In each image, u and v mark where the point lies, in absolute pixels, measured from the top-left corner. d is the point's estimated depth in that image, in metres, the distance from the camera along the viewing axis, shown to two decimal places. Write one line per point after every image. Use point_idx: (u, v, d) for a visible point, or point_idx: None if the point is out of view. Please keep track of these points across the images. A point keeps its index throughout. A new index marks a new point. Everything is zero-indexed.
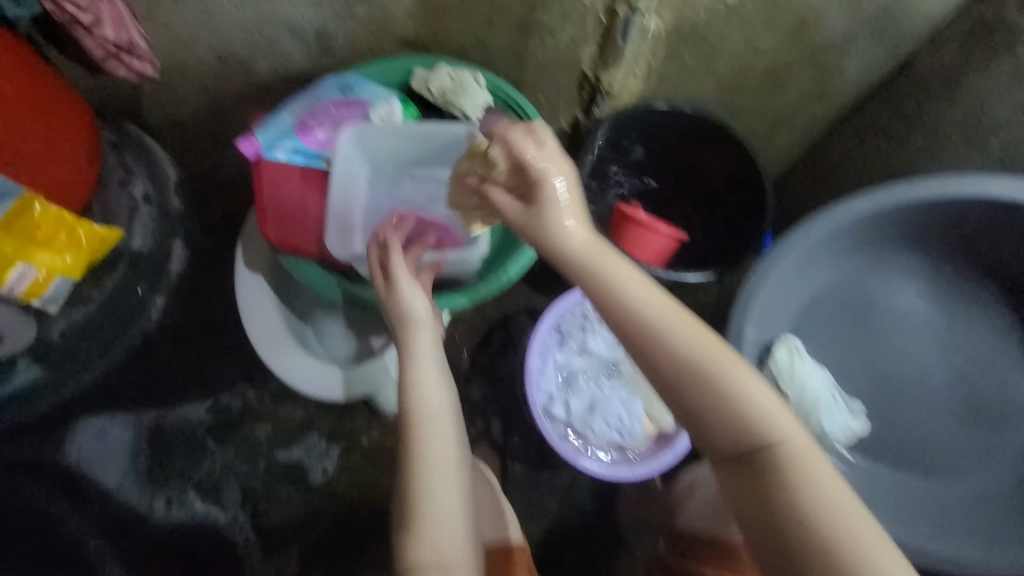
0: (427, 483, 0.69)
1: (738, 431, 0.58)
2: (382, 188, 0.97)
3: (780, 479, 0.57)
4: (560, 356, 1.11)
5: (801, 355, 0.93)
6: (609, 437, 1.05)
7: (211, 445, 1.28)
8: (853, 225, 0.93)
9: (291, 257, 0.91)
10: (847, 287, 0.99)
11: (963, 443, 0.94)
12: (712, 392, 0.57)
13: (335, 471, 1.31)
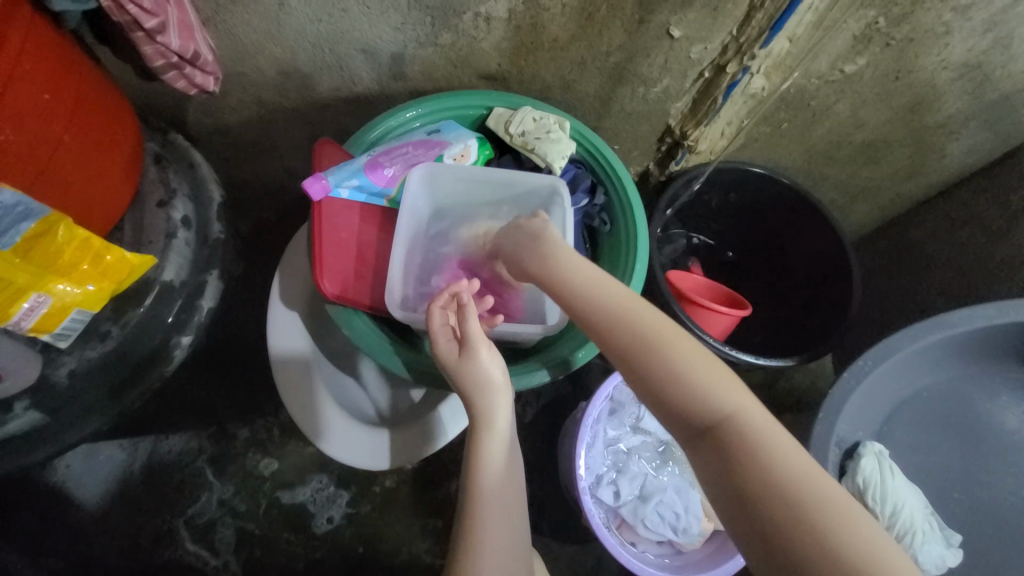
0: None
1: (692, 405, 0.49)
2: (441, 232, 0.89)
3: (738, 455, 0.46)
4: (610, 431, 1.00)
5: (892, 468, 0.80)
6: (662, 534, 0.92)
7: (210, 479, 1.16)
8: (963, 334, 0.83)
9: (343, 308, 0.80)
10: (954, 403, 0.86)
11: None
12: (661, 360, 0.50)
13: (342, 520, 1.16)
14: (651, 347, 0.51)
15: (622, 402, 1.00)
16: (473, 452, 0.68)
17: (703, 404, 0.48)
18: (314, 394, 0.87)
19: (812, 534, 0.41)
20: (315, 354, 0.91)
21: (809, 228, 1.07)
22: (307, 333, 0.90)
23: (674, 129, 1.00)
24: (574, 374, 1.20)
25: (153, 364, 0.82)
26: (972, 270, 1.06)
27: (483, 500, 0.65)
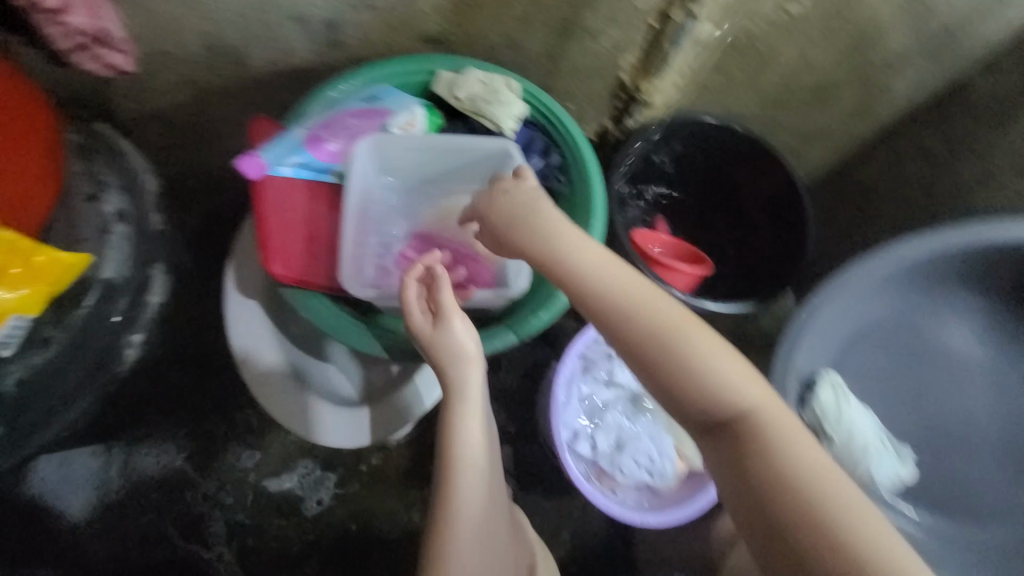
0: (461, 539, 0.65)
1: (713, 404, 0.52)
2: (400, 210, 0.88)
3: (756, 452, 0.50)
4: (584, 387, 1.02)
5: (846, 394, 0.82)
6: (639, 478, 0.97)
7: (192, 476, 1.15)
8: (927, 263, 0.84)
9: (298, 292, 0.79)
10: (918, 331, 0.87)
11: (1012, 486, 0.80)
12: (684, 361, 0.52)
13: (332, 502, 1.18)
14: (668, 344, 0.53)
15: (593, 358, 1.02)
16: (447, 419, 0.69)
17: (719, 401, 0.52)
18: (282, 381, 0.88)
19: (827, 527, 0.46)
20: (280, 340, 0.90)
21: (765, 174, 1.09)
22: (268, 322, 0.89)
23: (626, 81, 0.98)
24: (548, 337, 1.21)
25: (105, 366, 0.79)
26: (920, 206, 1.11)
27: (458, 465, 0.67)
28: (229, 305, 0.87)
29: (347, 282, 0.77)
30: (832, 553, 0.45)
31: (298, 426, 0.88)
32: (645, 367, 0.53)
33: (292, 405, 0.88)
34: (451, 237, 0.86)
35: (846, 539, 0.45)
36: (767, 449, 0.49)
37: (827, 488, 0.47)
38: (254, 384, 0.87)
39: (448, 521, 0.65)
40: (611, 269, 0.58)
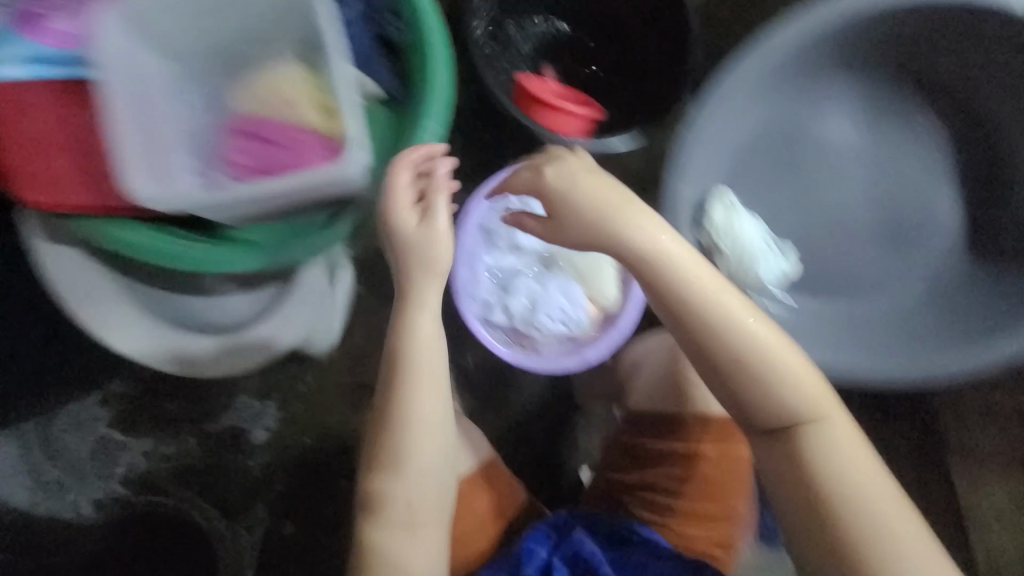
0: (417, 445, 0.71)
1: (783, 413, 0.66)
2: (201, 102, 0.93)
3: (806, 463, 0.66)
4: (486, 254, 1.01)
5: (736, 209, 0.97)
6: (555, 332, 1.00)
7: (122, 438, 1.14)
8: (790, 56, 0.96)
9: (98, 223, 0.85)
10: (784, 127, 1.02)
11: (874, 265, 1.02)
12: (752, 391, 0.66)
13: (279, 425, 1.18)
14: (737, 364, 0.65)
15: (489, 218, 0.99)
16: (405, 333, 0.70)
17: (781, 437, 0.68)
18: (134, 320, 0.93)
19: (859, 526, 0.63)
20: (123, 286, 0.95)
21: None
22: (101, 276, 0.93)
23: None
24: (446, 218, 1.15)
25: None
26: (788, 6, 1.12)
27: (413, 376, 0.70)
28: (61, 256, 0.91)
29: (137, 187, 0.78)
30: (863, 557, 0.63)
31: (164, 355, 0.94)
32: (712, 376, 0.67)
33: (152, 339, 0.94)
34: (278, 121, 0.88)
35: (864, 543, 0.63)
36: (782, 392, 0.65)
37: (886, 521, 0.64)
38: (106, 327, 0.92)
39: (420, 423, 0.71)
40: (695, 288, 0.64)
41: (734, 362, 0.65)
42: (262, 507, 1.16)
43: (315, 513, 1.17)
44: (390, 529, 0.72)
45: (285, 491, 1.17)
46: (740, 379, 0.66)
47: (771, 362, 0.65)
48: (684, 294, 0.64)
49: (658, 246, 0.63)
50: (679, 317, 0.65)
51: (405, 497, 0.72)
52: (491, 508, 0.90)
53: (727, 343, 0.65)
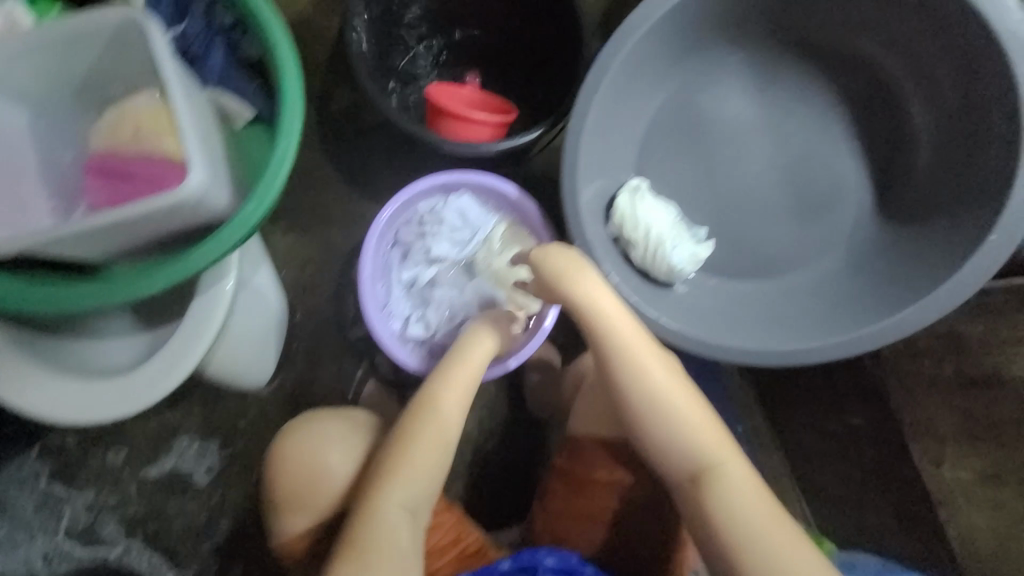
0: (411, 476, 0.68)
1: (689, 445, 0.66)
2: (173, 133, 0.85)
3: (718, 499, 0.63)
4: (406, 275, 0.94)
5: (678, 223, 0.80)
6: None
7: (62, 490, 1.06)
8: (657, 36, 0.75)
9: None
10: (694, 111, 0.81)
11: (897, 275, 0.72)
12: (665, 410, 0.67)
13: (224, 465, 1.08)
14: (667, 411, 0.67)
15: (417, 262, 0.94)
16: (445, 374, 0.74)
17: (696, 449, 0.66)
18: (26, 372, 0.68)
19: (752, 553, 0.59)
20: (12, 333, 0.69)
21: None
22: None
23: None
24: None
25: None
26: None
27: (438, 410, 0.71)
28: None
29: None
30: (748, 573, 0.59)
31: (60, 411, 0.68)
32: (643, 425, 0.69)
33: (37, 392, 0.68)
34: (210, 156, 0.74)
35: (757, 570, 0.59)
36: (723, 494, 0.63)
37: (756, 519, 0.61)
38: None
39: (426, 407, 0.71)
40: (640, 355, 0.69)
41: (689, 482, 0.65)
42: (208, 554, 1.06)
43: (263, 562, 1.06)
44: (393, 520, 0.67)
45: (230, 534, 1.06)
46: (706, 494, 0.63)
47: (729, 497, 0.63)
48: (641, 420, 0.68)
49: (601, 306, 0.69)
50: (698, 471, 0.65)
51: (400, 504, 0.67)
52: (449, 535, 0.79)
53: (682, 443, 0.66)
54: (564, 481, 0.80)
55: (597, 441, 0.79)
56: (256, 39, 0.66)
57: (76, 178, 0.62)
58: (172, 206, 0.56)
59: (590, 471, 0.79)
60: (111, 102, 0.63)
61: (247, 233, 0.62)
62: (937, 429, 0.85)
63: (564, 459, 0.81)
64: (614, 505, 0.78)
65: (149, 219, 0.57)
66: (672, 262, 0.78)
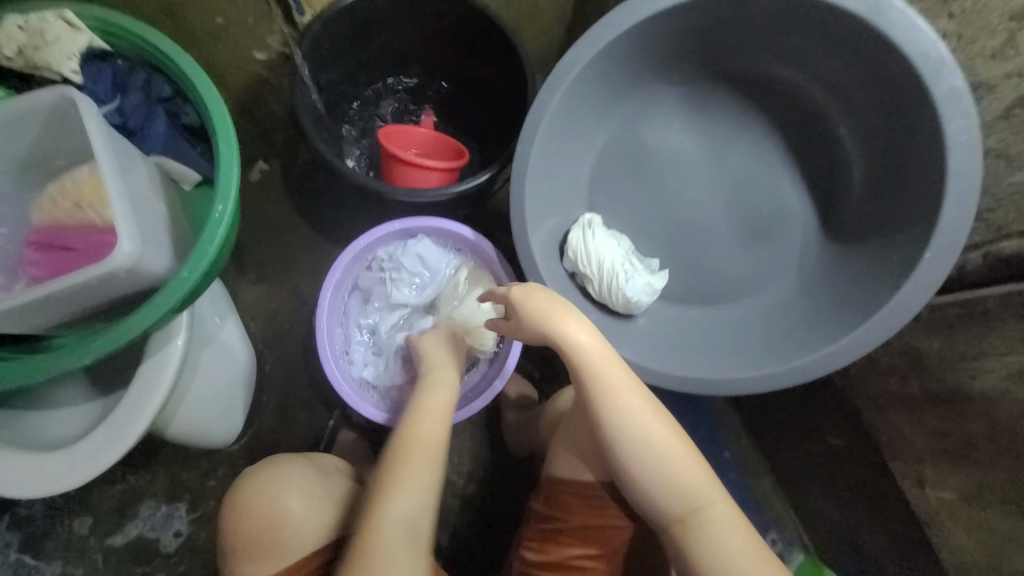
0: (420, 479, 0.69)
1: (679, 491, 0.61)
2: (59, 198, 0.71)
3: (705, 546, 0.59)
4: (368, 320, 0.95)
5: (631, 255, 0.80)
6: None
7: (28, 564, 1.03)
8: (596, 80, 0.76)
9: None
10: (639, 147, 0.83)
11: (847, 297, 0.72)
12: (652, 451, 0.62)
13: (193, 528, 1.05)
14: (654, 453, 0.62)
15: (379, 307, 0.95)
16: (436, 382, 0.76)
17: (686, 495, 0.61)
18: None
19: None
20: None
21: (463, 41, 0.98)
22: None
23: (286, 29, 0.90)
24: None
25: None
26: None
27: (436, 414, 0.73)
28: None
29: None
30: None
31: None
32: (626, 468, 0.63)
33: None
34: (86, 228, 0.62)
35: None
36: (713, 539, 0.59)
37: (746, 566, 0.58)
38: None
39: (431, 411, 0.73)
40: (626, 394, 0.64)
41: (676, 525, 0.61)
42: None
43: None
44: (402, 525, 0.67)
45: None
46: (693, 539, 0.60)
47: (716, 540, 0.59)
48: (626, 462, 0.63)
49: (582, 342, 0.65)
50: (686, 515, 0.61)
51: (401, 530, 0.66)
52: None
53: (670, 488, 0.61)
54: (544, 528, 0.76)
55: (574, 489, 0.74)
56: (197, 106, 0.68)
57: (18, 251, 0.63)
58: (107, 273, 0.56)
59: (571, 517, 0.74)
60: (55, 176, 0.65)
61: (182, 298, 0.62)
62: (913, 446, 0.82)
63: (543, 504, 0.77)
64: (596, 550, 0.73)
65: (80, 291, 0.57)
66: (628, 294, 0.77)
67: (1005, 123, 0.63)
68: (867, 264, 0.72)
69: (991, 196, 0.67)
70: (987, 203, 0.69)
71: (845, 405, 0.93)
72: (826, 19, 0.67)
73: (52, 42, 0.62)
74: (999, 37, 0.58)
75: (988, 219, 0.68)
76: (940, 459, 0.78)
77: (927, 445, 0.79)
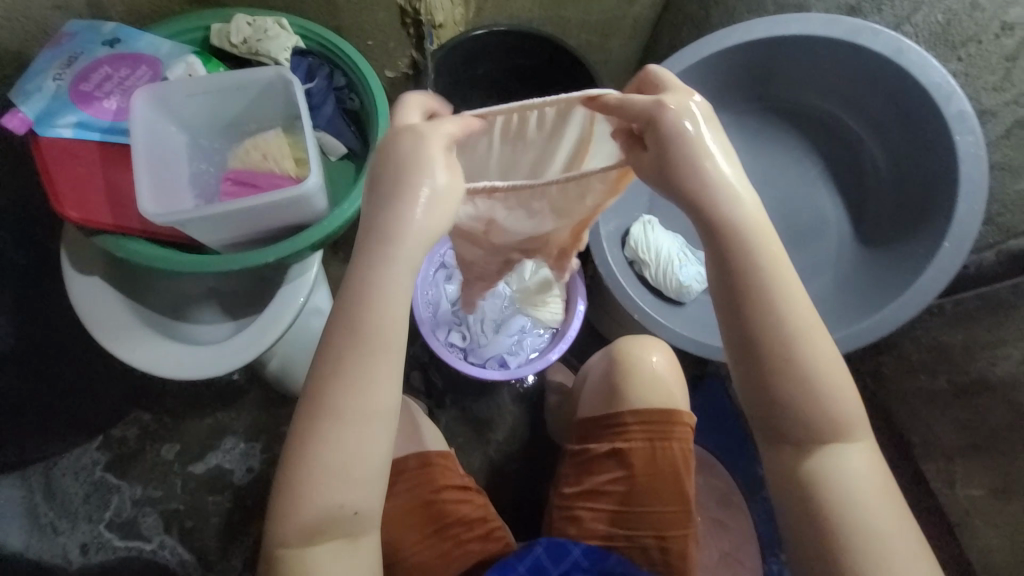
0: (326, 483, 0.49)
1: (815, 414, 0.50)
2: (211, 149, 0.84)
3: (823, 480, 0.51)
4: (450, 288, 1.06)
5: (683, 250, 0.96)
6: (504, 345, 1.03)
7: (114, 482, 1.13)
8: None
9: (108, 239, 0.74)
10: None
11: (878, 289, 0.83)
12: (796, 357, 0.49)
13: (262, 466, 1.15)
14: (801, 364, 0.49)
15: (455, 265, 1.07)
16: (351, 343, 0.49)
17: (821, 420, 0.50)
18: (139, 336, 0.81)
19: (855, 537, 0.49)
20: (133, 303, 0.84)
21: (550, 74, 1.19)
22: (118, 299, 0.82)
23: (415, 55, 1.12)
24: None
25: None
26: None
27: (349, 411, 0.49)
28: (73, 284, 0.80)
29: (142, 206, 0.69)
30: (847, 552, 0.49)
31: (165, 371, 0.80)
32: (763, 377, 0.50)
33: (149, 353, 0.80)
34: (267, 172, 0.81)
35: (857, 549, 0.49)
36: (834, 470, 0.51)
37: (864, 504, 0.50)
38: (105, 337, 0.80)
39: (336, 398, 0.49)
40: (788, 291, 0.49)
41: (794, 451, 0.52)
42: (237, 556, 1.10)
43: None
44: (324, 543, 0.51)
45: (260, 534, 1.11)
46: (819, 469, 0.51)
47: (840, 473, 0.51)
48: (762, 371, 0.50)
49: (734, 201, 0.49)
50: (806, 441, 0.51)
51: (344, 512, 0.50)
52: (477, 512, 0.81)
53: (814, 411, 0.50)
54: (577, 461, 0.85)
55: (604, 421, 0.83)
56: (359, 93, 0.88)
57: (216, 183, 0.81)
58: (295, 198, 0.74)
59: (598, 445, 0.82)
60: (249, 135, 0.85)
61: (344, 224, 0.80)
62: (945, 446, 0.90)
63: (577, 442, 0.86)
64: (620, 476, 0.79)
65: (271, 208, 0.75)
66: (680, 278, 0.94)
67: (1007, 142, 0.80)
68: (897, 261, 0.83)
69: (999, 202, 0.81)
70: (996, 209, 0.82)
71: (876, 409, 1.00)
72: (861, 63, 0.84)
73: (271, 37, 0.83)
74: (999, 73, 0.79)
75: (996, 222, 0.81)
76: (968, 453, 0.86)
77: (954, 437, 0.88)
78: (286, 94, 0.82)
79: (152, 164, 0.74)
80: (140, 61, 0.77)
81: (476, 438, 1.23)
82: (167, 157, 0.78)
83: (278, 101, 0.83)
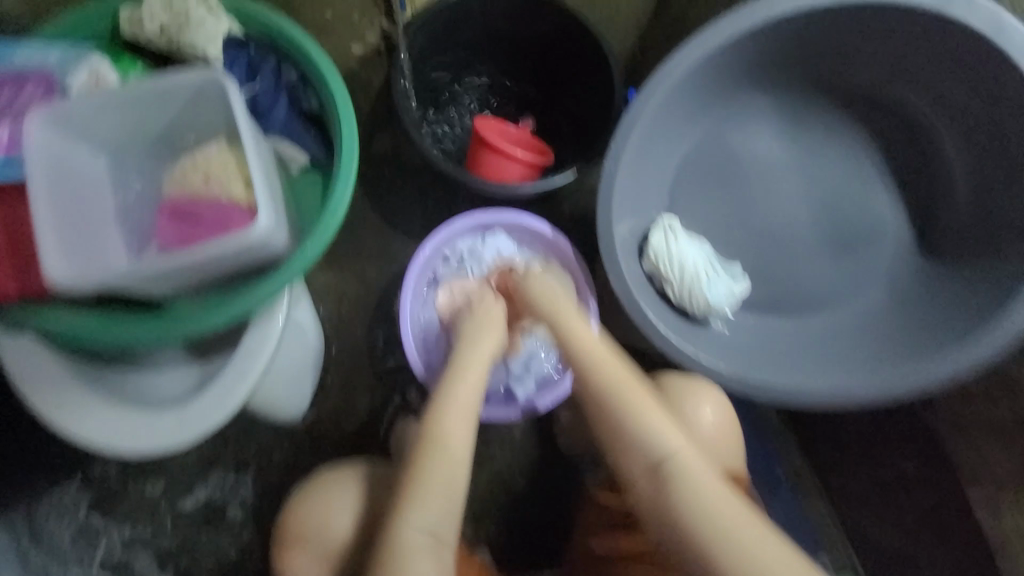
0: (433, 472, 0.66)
1: (647, 448, 0.65)
2: (141, 173, 0.68)
3: (672, 491, 0.62)
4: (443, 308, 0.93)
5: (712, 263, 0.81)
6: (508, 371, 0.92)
7: (100, 523, 1.06)
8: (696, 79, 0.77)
9: (27, 310, 0.62)
10: (722, 150, 0.84)
11: (942, 316, 0.74)
12: (629, 410, 0.66)
13: (257, 499, 1.08)
14: (632, 412, 0.66)
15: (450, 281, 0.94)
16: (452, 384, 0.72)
17: (651, 446, 0.65)
18: (88, 404, 0.69)
19: (708, 539, 0.59)
20: (79, 363, 0.71)
21: (549, 45, 1.00)
22: (55, 363, 0.69)
23: (385, 25, 0.93)
24: None
25: None
26: None
27: (446, 435, 0.68)
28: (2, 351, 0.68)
29: (50, 275, 0.56)
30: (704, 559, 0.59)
31: (120, 445, 0.69)
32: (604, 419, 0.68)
33: (99, 421, 0.69)
34: (210, 201, 0.65)
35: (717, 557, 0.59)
36: (689, 490, 0.61)
37: (717, 511, 0.60)
38: (50, 410, 0.68)
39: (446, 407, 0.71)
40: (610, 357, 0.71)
41: (649, 477, 0.64)
42: None
43: None
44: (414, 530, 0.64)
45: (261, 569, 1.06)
46: (673, 488, 0.62)
47: (682, 484, 0.62)
48: (614, 425, 0.67)
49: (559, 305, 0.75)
50: (660, 464, 0.64)
51: (441, 497, 0.66)
52: None
53: (658, 446, 0.64)
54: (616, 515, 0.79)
55: None
56: (318, 93, 0.71)
57: (151, 219, 0.66)
58: (242, 247, 0.60)
59: None
60: (185, 151, 0.68)
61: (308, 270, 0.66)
62: (994, 473, 0.83)
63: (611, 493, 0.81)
64: None
65: (215, 259, 0.61)
66: (709, 297, 0.79)
67: None
68: (977, 284, 0.73)
69: None
70: None
71: (912, 422, 0.94)
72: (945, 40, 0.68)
73: (195, 25, 0.65)
74: None
75: None
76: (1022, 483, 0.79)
77: (1005, 465, 0.81)
78: (223, 103, 0.65)
79: (63, 210, 0.60)
80: (25, 76, 0.61)
81: (480, 457, 1.15)
82: (84, 193, 0.63)
83: (215, 109, 0.66)
